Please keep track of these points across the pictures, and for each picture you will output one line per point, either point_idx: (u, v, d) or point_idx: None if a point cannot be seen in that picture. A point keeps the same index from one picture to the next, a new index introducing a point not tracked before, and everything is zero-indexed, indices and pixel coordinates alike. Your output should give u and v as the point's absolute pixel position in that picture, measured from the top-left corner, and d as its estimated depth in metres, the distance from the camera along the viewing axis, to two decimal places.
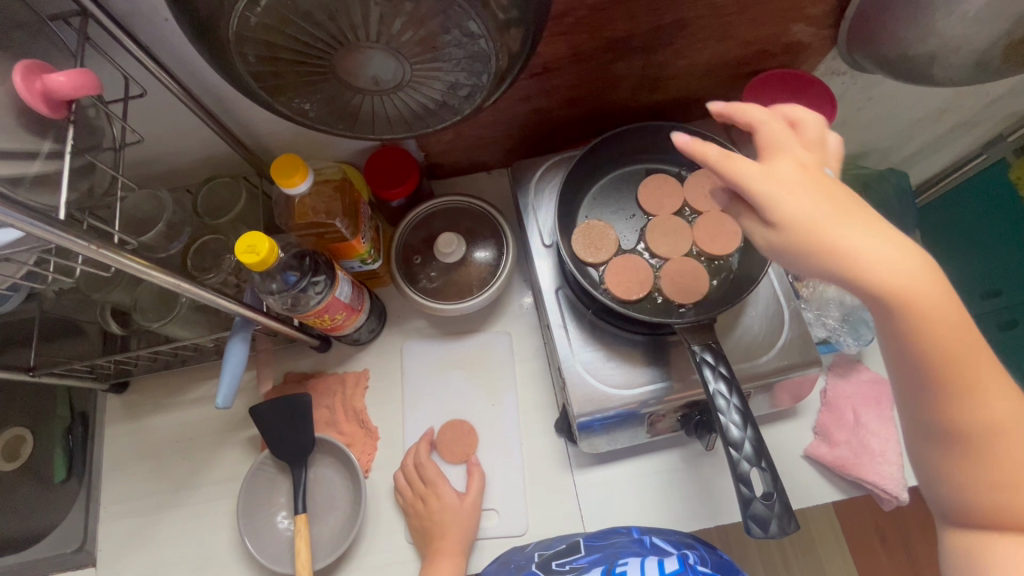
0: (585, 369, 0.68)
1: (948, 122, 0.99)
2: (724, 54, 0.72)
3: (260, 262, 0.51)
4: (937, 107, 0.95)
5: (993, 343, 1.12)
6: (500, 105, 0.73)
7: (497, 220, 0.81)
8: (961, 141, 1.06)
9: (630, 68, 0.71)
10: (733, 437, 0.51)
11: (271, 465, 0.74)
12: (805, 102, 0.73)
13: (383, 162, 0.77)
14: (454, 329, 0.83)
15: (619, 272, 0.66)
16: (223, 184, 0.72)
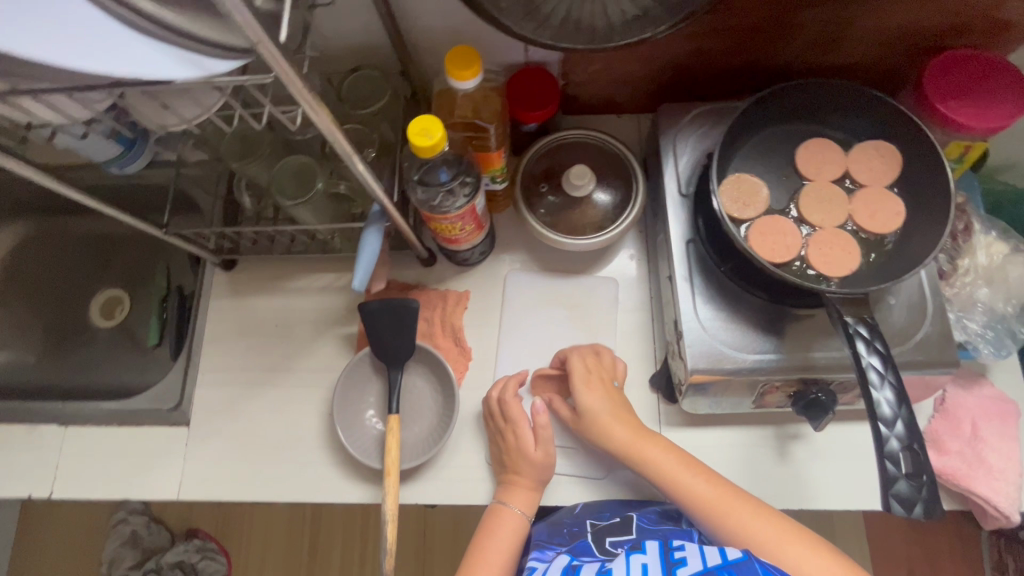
0: (705, 327, 0.66)
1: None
2: (918, 21, 0.66)
3: (430, 147, 0.50)
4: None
5: None
6: (664, 40, 0.69)
7: (628, 163, 0.78)
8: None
9: (814, 20, 0.66)
10: (884, 412, 0.49)
11: (368, 364, 0.75)
12: (995, 87, 0.67)
13: (527, 81, 0.73)
14: (560, 268, 0.82)
15: (768, 233, 0.62)
16: (369, 77, 0.71)
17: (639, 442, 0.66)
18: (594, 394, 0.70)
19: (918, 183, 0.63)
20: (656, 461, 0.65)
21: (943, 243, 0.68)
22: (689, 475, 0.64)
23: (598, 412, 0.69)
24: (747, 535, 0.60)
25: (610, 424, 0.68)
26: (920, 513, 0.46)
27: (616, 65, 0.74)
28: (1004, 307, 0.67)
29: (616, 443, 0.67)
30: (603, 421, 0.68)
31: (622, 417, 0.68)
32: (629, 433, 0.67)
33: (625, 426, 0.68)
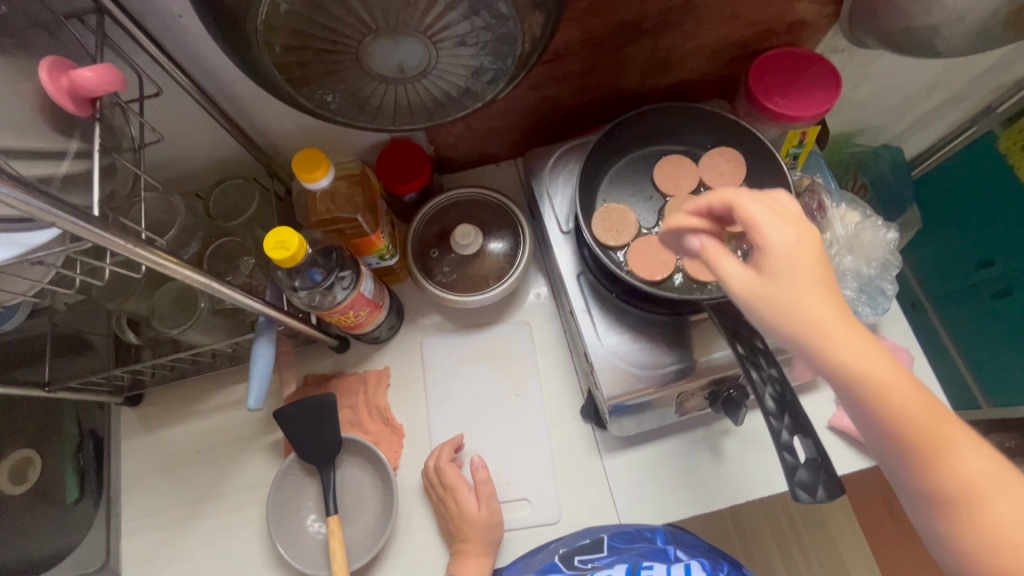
0: (612, 353, 0.69)
1: (939, 96, 1.01)
2: (729, 34, 0.73)
3: (290, 257, 0.50)
4: (929, 81, 0.96)
5: (987, 309, 1.14)
6: (511, 94, 0.73)
7: (511, 210, 0.81)
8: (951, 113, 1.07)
9: (639, 51, 0.72)
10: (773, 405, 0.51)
11: (298, 469, 0.73)
12: (810, 77, 0.74)
13: (394, 156, 0.75)
14: (473, 323, 0.83)
15: (642, 254, 0.66)
16: (235, 186, 0.71)
17: (921, 396, 0.39)
18: (824, 306, 0.40)
19: (765, 177, 0.69)
20: (912, 404, 0.38)
21: (804, 223, 0.73)
22: (930, 411, 0.39)
23: (834, 338, 0.39)
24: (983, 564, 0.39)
25: (848, 348, 0.39)
26: (826, 496, 0.49)
27: (476, 124, 0.77)
28: (870, 269, 0.73)
29: (866, 389, 0.39)
30: (802, 285, 0.40)
31: (863, 331, 0.39)
32: (834, 318, 0.40)
33: (843, 327, 0.39)
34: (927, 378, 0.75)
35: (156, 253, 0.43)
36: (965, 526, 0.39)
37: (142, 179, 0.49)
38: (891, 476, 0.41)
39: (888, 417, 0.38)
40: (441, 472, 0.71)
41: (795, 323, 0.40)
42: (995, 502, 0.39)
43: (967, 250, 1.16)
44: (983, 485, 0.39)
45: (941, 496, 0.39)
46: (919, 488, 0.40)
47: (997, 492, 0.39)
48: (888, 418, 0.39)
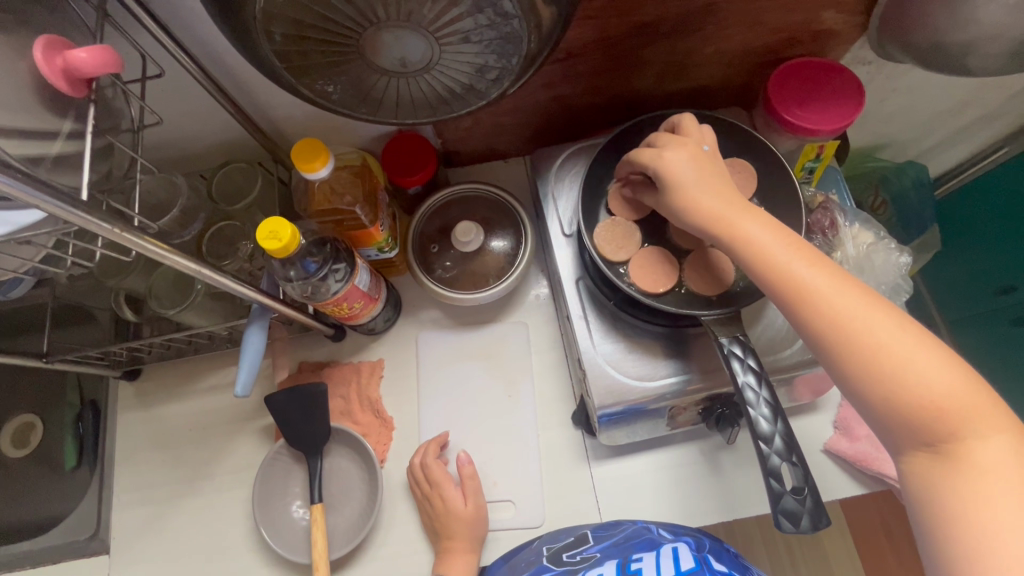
0: (606, 362, 0.67)
1: (970, 112, 0.97)
2: (750, 41, 0.71)
3: (282, 248, 0.50)
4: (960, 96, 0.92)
5: (1002, 336, 1.10)
6: (521, 92, 0.72)
7: (515, 209, 0.80)
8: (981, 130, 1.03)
9: (655, 53, 0.70)
10: (762, 430, 0.50)
11: (287, 454, 0.74)
12: (831, 90, 0.72)
13: (399, 148, 0.74)
14: (470, 320, 0.82)
15: (644, 264, 0.65)
16: (239, 170, 0.71)
17: (781, 248, 0.48)
18: (707, 190, 0.52)
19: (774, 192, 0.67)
20: (778, 263, 0.48)
21: (814, 240, 0.71)
22: (811, 266, 0.47)
23: (716, 212, 0.51)
24: (873, 396, 0.43)
25: (739, 224, 0.50)
26: (808, 525, 0.48)
27: (484, 120, 0.76)
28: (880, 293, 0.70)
29: (742, 253, 0.50)
30: (689, 183, 0.53)
31: (754, 214, 0.51)
32: (725, 203, 0.52)
33: (731, 211, 0.51)
34: None
35: (147, 239, 0.43)
36: (876, 377, 0.43)
37: (138, 162, 0.49)
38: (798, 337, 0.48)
39: (770, 268, 0.48)
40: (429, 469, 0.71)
41: (698, 221, 0.52)
42: (890, 340, 0.43)
43: (987, 274, 1.12)
44: (855, 319, 0.44)
45: (818, 336, 0.46)
46: (806, 339, 0.47)
47: (874, 329, 0.44)
48: (777, 272, 0.48)
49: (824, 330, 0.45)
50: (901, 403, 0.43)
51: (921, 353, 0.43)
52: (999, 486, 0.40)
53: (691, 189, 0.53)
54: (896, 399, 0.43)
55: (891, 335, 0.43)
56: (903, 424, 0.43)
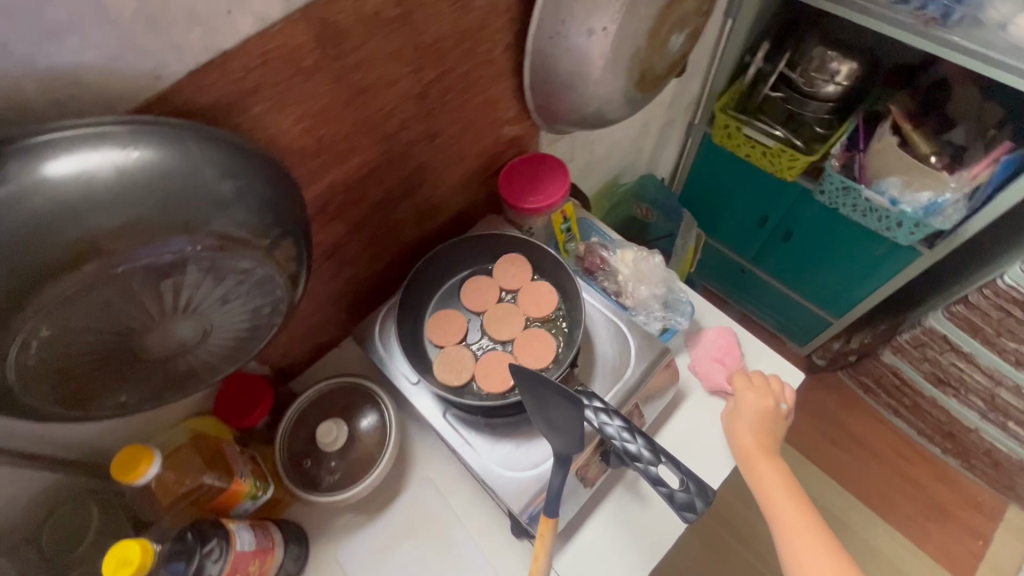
0: (505, 468, 0.72)
1: (639, 122, 1.30)
2: (468, 169, 0.88)
3: (140, 568, 0.49)
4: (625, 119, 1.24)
5: (802, 243, 1.56)
6: (313, 293, 0.79)
7: (367, 384, 0.83)
8: (650, 130, 1.39)
9: (404, 212, 0.82)
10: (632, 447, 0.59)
11: None
12: (543, 173, 0.91)
13: (230, 395, 0.76)
14: (378, 505, 0.80)
15: (487, 373, 0.73)
16: (65, 511, 0.65)
17: (749, 433, 0.76)
18: (745, 431, 0.76)
19: (546, 262, 0.80)
20: (746, 441, 0.76)
21: (599, 279, 0.88)
22: (755, 444, 0.75)
23: (745, 441, 0.76)
24: (767, 489, 0.72)
25: (746, 442, 0.76)
26: (705, 504, 0.56)
27: (296, 330, 0.81)
28: (662, 287, 0.87)
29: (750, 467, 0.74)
30: (753, 420, 0.77)
31: (758, 401, 0.78)
32: (751, 435, 0.76)
33: (750, 431, 0.76)
34: (753, 346, 0.89)
35: None
36: (762, 485, 0.72)
37: None
38: (774, 491, 0.71)
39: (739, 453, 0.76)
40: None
41: (739, 455, 0.76)
42: (783, 492, 0.71)
43: (749, 214, 1.63)
44: (760, 465, 0.73)
45: (744, 466, 0.75)
46: (751, 471, 0.74)
47: (770, 472, 0.73)
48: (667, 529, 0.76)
49: (744, 463, 0.75)
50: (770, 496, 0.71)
51: (806, 512, 0.69)
52: (817, 569, 0.65)
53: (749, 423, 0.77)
54: (771, 496, 0.71)
55: (781, 484, 0.71)
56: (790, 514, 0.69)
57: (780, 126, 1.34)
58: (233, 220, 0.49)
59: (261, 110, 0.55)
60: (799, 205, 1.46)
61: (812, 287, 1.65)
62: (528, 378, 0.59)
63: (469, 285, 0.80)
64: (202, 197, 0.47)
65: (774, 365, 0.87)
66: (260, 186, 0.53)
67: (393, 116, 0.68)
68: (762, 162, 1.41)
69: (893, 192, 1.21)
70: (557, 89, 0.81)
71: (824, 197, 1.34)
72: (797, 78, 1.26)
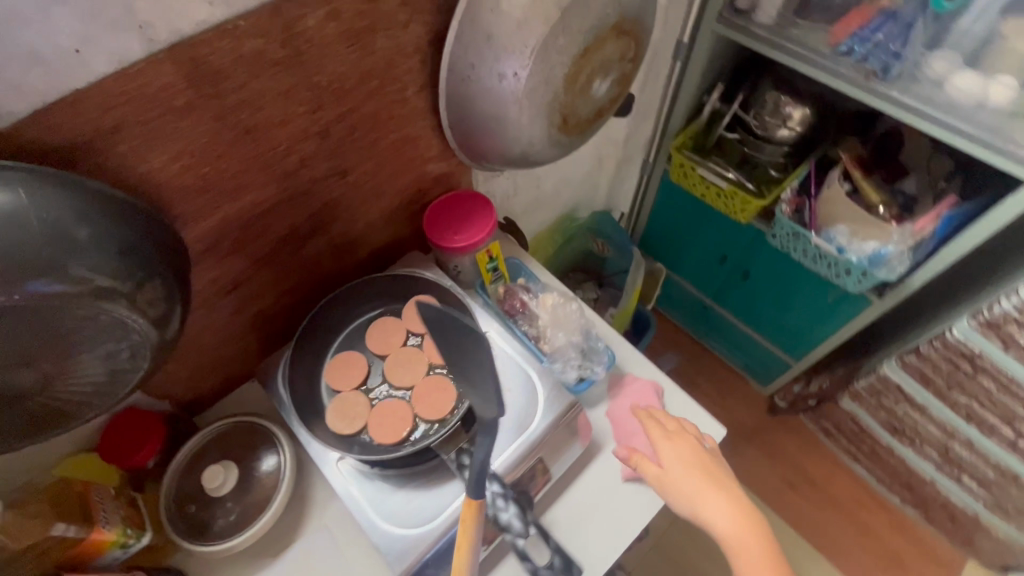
0: (393, 524, 0.68)
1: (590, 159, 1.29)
2: (389, 205, 0.86)
3: None
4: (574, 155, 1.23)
5: (758, 284, 1.54)
6: (212, 329, 0.76)
7: (267, 425, 0.80)
8: (605, 166, 1.39)
9: (317, 247, 0.80)
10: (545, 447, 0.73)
11: None
12: (468, 212, 0.89)
13: (115, 434, 0.72)
14: (269, 553, 0.77)
15: (381, 422, 0.70)
16: None
17: (677, 468, 0.69)
18: (674, 468, 0.69)
19: (457, 306, 0.78)
20: (679, 478, 0.68)
21: (518, 322, 0.86)
22: (688, 477, 0.68)
23: (677, 476, 0.69)
24: (715, 526, 0.65)
25: (679, 478, 0.68)
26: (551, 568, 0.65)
27: (196, 365, 0.78)
28: (581, 334, 0.86)
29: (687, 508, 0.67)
30: (679, 455, 0.70)
31: (678, 438, 0.73)
32: (681, 470, 0.69)
33: (681, 467, 0.69)
34: (676, 398, 0.86)
35: None
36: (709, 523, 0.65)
37: None
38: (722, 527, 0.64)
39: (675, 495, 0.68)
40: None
41: (676, 497, 0.68)
42: (733, 526, 0.64)
43: (708, 253, 1.61)
44: (699, 500, 0.66)
45: (683, 507, 0.68)
46: (690, 511, 0.67)
47: (713, 505, 0.65)
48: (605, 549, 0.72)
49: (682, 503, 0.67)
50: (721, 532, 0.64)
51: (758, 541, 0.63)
52: None
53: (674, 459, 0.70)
54: (722, 532, 0.64)
55: (728, 518, 0.64)
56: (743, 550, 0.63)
57: (732, 169, 1.33)
58: (73, 265, 0.47)
59: (127, 149, 0.53)
60: (755, 245, 1.45)
61: (767, 329, 1.65)
62: (434, 314, 0.49)
63: (376, 327, 0.77)
64: (33, 243, 0.45)
65: (697, 418, 0.84)
66: (114, 228, 0.51)
67: (292, 154, 0.66)
68: (717, 203, 1.38)
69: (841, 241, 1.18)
70: (477, 130, 0.79)
71: (776, 241, 1.32)
72: (751, 121, 1.27)
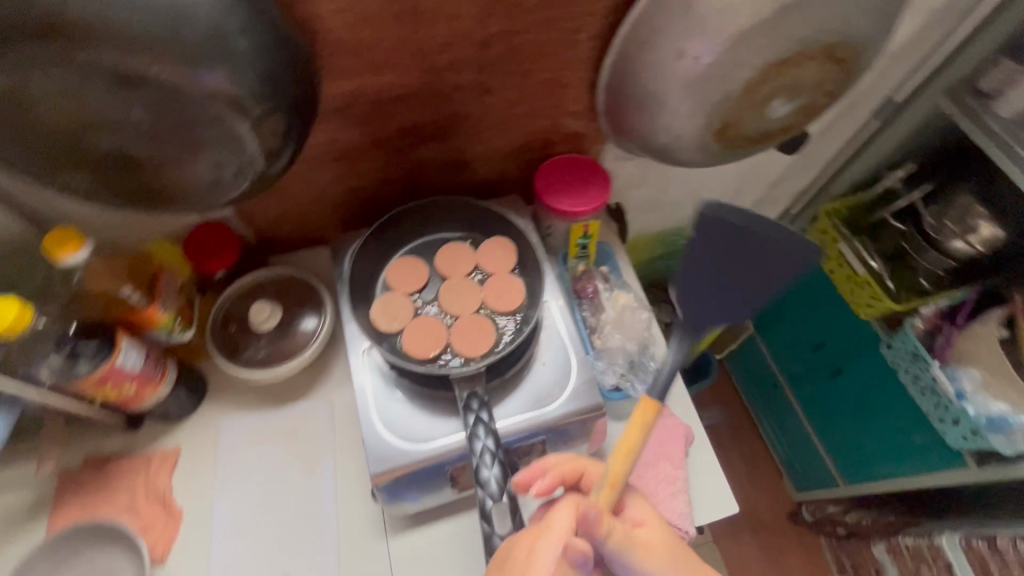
0: (385, 428, 0.69)
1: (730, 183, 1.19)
2: (514, 141, 0.84)
3: (9, 328, 0.52)
4: (715, 173, 1.14)
5: (845, 389, 1.38)
6: (313, 184, 0.80)
7: (321, 289, 0.84)
8: (742, 197, 1.28)
9: (431, 152, 0.81)
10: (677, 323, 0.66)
11: (63, 546, 0.69)
12: (584, 180, 0.85)
13: (201, 237, 0.79)
14: (277, 400, 0.82)
15: (416, 334, 0.70)
16: (20, 260, 0.71)
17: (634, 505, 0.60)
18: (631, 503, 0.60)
19: (532, 263, 0.76)
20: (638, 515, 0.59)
21: (581, 305, 0.83)
22: (642, 509, 0.60)
23: (637, 509, 0.60)
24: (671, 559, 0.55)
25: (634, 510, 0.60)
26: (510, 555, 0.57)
27: (287, 210, 0.83)
28: (638, 345, 0.81)
29: (645, 550, 0.55)
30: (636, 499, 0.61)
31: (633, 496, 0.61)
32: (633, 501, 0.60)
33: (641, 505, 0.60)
34: (702, 454, 0.80)
35: None
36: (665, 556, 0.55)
37: None
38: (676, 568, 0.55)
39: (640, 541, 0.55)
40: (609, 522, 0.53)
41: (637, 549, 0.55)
42: (680, 560, 0.56)
43: (807, 332, 1.46)
44: (656, 530, 0.57)
45: (642, 549, 0.55)
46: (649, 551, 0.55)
47: (665, 539, 0.57)
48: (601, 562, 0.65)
49: (641, 543, 0.55)
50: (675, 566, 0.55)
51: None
52: None
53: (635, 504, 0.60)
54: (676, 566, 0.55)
55: (677, 552, 0.56)
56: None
57: (878, 260, 1.17)
58: (218, 67, 0.49)
59: None
60: (864, 349, 1.29)
61: (831, 439, 1.48)
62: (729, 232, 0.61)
63: (450, 248, 0.77)
64: (195, 33, 0.48)
65: (712, 485, 0.78)
66: (267, 50, 0.53)
67: (446, 51, 0.66)
68: (843, 286, 1.24)
69: (965, 386, 1.03)
70: (630, 100, 0.74)
71: (887, 353, 1.15)
72: (927, 218, 1.08)
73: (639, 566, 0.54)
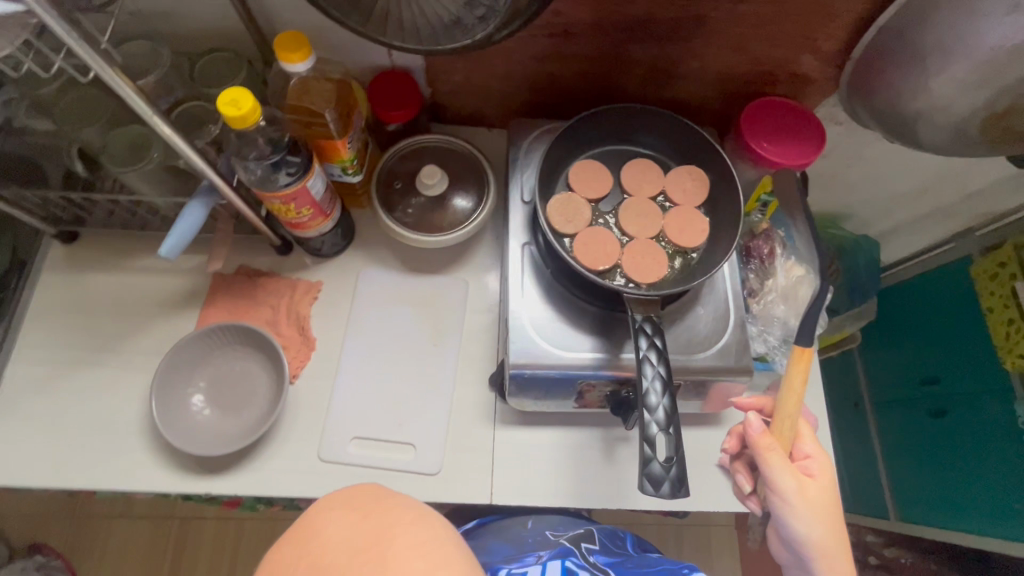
0: (531, 325, 0.69)
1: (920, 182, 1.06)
2: (734, 66, 0.75)
3: (240, 116, 0.51)
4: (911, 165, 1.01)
5: (936, 436, 1.24)
6: (512, 57, 0.74)
7: (486, 171, 0.81)
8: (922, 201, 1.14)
9: (645, 55, 0.73)
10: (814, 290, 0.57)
11: (213, 338, 0.74)
12: (797, 129, 0.75)
13: (387, 82, 0.75)
14: (416, 267, 0.83)
15: (588, 243, 0.67)
16: (226, 59, 0.71)
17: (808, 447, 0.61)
18: (807, 442, 0.61)
19: (721, 205, 0.70)
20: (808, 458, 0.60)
21: (750, 265, 0.77)
22: (816, 451, 0.61)
23: (810, 452, 0.61)
24: (821, 509, 0.57)
25: (806, 453, 0.61)
26: (668, 492, 0.52)
27: (474, 78, 0.79)
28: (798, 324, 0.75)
29: (798, 487, 0.58)
30: (810, 439, 0.62)
31: (811, 435, 0.62)
32: (808, 445, 0.61)
33: (811, 444, 0.61)
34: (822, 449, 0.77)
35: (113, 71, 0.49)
36: (813, 505, 0.57)
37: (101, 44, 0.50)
38: (816, 519, 0.57)
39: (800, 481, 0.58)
40: (769, 442, 0.58)
41: (790, 485, 0.57)
42: (828, 514, 0.58)
43: (921, 365, 1.29)
44: (820, 478, 0.59)
45: (796, 492, 0.57)
46: (802, 494, 0.57)
47: (823, 490, 0.59)
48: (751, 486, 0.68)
49: (798, 484, 0.58)
50: (821, 517, 0.57)
51: (835, 532, 0.58)
52: None
53: (810, 445, 0.61)
54: (823, 517, 0.57)
55: (828, 507, 0.58)
56: (830, 540, 0.57)
57: None
58: None
59: None
60: (989, 401, 1.12)
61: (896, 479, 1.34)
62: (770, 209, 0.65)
63: (638, 164, 0.72)
64: None
65: None
66: None
67: None
68: (997, 329, 1.10)
69: None
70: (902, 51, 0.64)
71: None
72: None
73: (790, 499, 0.57)
